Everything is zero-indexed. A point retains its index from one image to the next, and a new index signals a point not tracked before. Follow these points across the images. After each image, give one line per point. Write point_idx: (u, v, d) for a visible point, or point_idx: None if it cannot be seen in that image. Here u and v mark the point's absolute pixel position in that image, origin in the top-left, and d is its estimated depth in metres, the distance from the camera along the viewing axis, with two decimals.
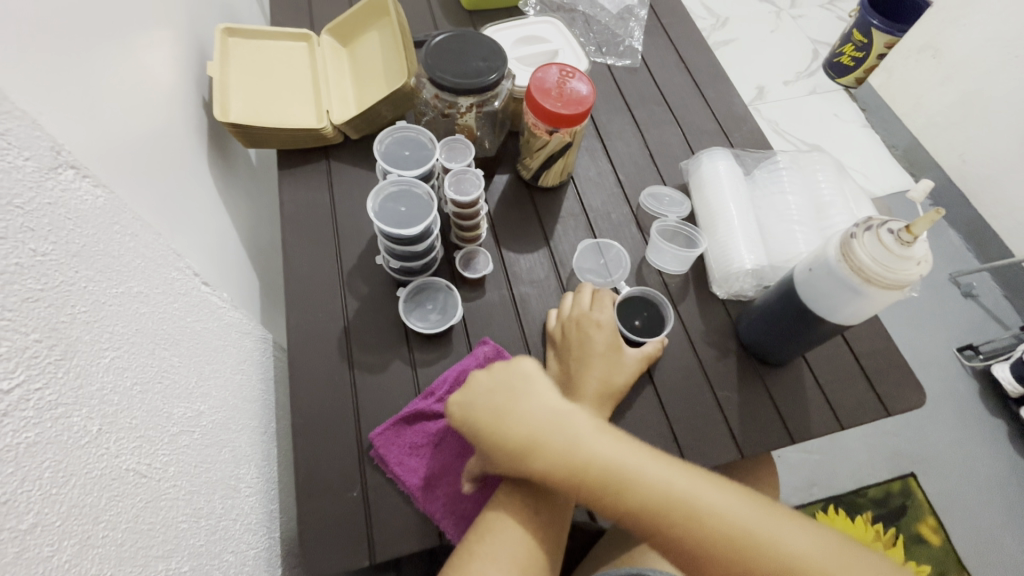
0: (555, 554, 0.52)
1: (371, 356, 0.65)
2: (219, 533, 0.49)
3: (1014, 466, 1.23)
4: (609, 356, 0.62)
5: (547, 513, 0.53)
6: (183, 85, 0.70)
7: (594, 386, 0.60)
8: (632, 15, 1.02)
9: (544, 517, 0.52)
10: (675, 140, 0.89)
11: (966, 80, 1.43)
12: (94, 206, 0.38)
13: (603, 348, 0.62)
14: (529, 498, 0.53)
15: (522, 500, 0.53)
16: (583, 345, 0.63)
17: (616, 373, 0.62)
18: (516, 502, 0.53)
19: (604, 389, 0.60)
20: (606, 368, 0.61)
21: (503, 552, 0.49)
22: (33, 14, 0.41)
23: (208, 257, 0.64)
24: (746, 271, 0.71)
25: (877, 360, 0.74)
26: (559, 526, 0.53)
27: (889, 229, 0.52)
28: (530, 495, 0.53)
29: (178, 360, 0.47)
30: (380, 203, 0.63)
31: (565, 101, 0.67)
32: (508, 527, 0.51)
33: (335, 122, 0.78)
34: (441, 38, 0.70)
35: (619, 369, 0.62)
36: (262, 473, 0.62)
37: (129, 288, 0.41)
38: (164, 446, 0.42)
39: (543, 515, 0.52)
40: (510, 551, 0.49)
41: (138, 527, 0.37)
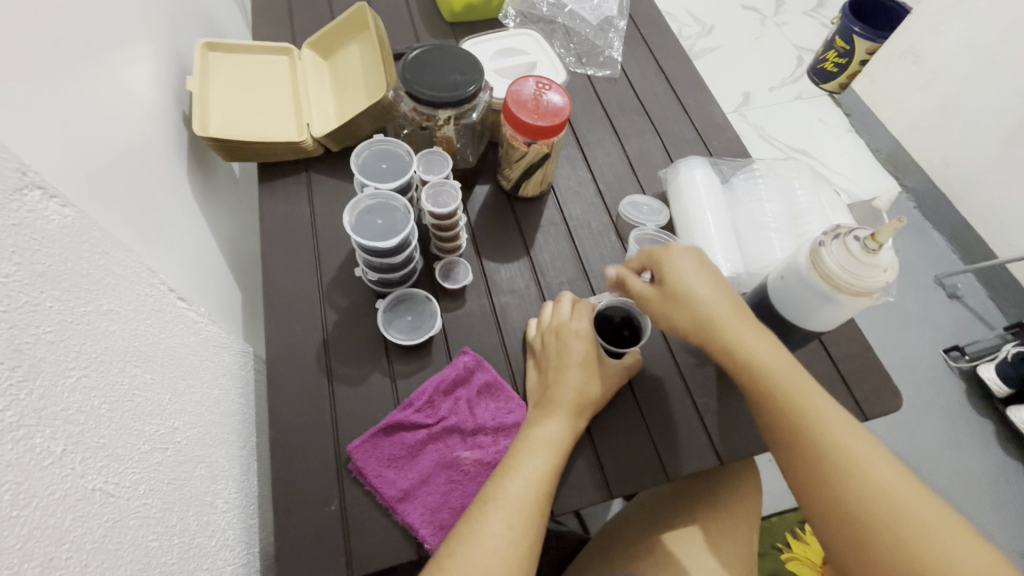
0: (540, 553, 0.50)
1: (350, 369, 0.65)
2: (194, 550, 0.49)
3: (1001, 465, 1.24)
4: (588, 366, 0.61)
5: (536, 507, 0.51)
6: (162, 100, 0.70)
7: (571, 398, 0.59)
8: (612, 27, 1.03)
9: (533, 512, 0.51)
10: (654, 149, 0.90)
11: (945, 85, 1.45)
12: (62, 226, 0.39)
13: (583, 357, 0.61)
14: (519, 488, 0.51)
15: (509, 493, 0.51)
16: (562, 353, 0.62)
17: (592, 384, 0.61)
18: (504, 495, 0.51)
19: (583, 398, 0.60)
20: (583, 379, 0.60)
21: (490, 546, 0.47)
22: (3, 32, 0.41)
23: (186, 271, 0.64)
24: (723, 279, 0.71)
25: (855, 364, 0.75)
26: (543, 523, 0.51)
27: (856, 237, 0.53)
28: (518, 487, 0.52)
29: (150, 377, 0.47)
30: (357, 216, 0.63)
31: (541, 112, 0.68)
32: (498, 518, 0.49)
33: (316, 135, 0.79)
34: (418, 52, 0.70)
35: (597, 379, 0.61)
36: (241, 487, 0.62)
37: (99, 306, 0.41)
38: (134, 464, 0.42)
39: (531, 510, 0.50)
40: (497, 545, 0.48)
41: (106, 546, 0.37)
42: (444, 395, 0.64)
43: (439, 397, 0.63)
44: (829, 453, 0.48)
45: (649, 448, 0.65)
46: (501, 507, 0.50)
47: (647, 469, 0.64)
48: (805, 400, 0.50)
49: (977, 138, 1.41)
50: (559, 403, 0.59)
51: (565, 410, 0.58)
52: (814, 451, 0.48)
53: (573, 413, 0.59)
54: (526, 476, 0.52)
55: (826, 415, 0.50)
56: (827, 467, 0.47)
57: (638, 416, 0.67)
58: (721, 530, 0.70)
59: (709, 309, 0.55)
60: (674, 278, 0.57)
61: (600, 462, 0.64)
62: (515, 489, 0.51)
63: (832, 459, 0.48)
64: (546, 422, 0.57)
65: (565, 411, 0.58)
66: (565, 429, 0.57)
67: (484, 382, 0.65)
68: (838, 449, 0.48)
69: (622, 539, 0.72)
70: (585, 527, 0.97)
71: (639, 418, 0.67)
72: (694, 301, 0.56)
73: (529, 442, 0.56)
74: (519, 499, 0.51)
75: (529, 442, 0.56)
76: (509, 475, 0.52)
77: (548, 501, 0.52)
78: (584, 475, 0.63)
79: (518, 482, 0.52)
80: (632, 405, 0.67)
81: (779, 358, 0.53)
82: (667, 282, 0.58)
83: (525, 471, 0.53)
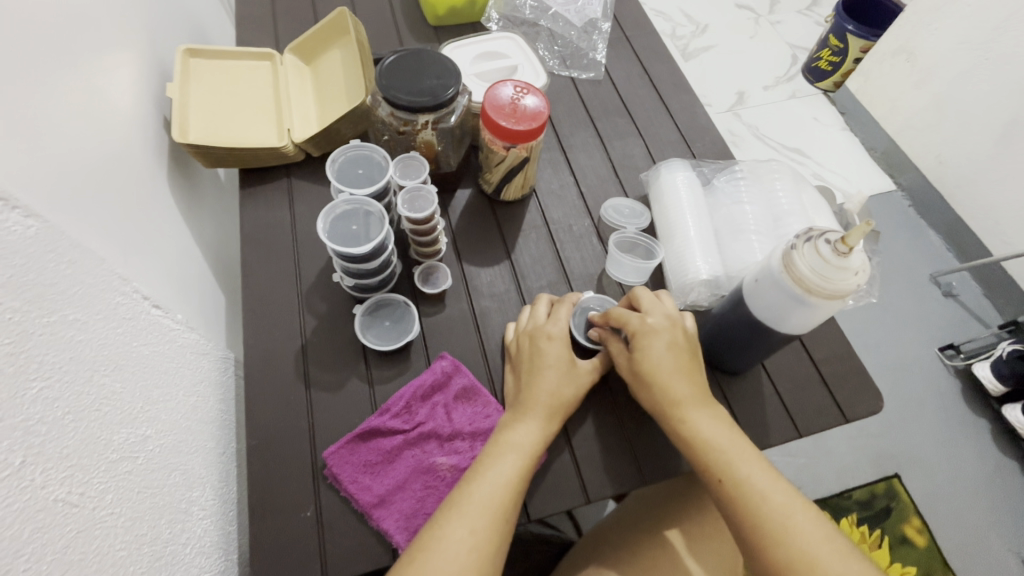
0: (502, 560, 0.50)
1: (328, 374, 0.66)
2: (167, 558, 0.49)
3: (996, 464, 1.23)
4: (563, 368, 0.62)
5: (501, 514, 0.51)
6: (143, 108, 0.70)
7: (544, 401, 0.59)
8: (596, 29, 1.03)
9: (498, 518, 0.51)
10: (638, 151, 0.90)
11: (939, 83, 1.45)
12: (25, 236, 0.39)
13: (557, 359, 0.62)
14: (485, 493, 0.52)
15: (475, 499, 0.51)
16: (537, 355, 0.62)
17: (566, 386, 0.61)
18: (471, 500, 0.51)
19: (557, 401, 0.60)
20: (558, 380, 0.61)
21: (453, 551, 0.48)
22: None
23: (166, 278, 0.64)
24: (701, 281, 0.71)
25: (837, 366, 0.75)
26: (508, 530, 0.51)
27: (827, 240, 0.53)
28: (485, 492, 0.52)
29: (120, 386, 0.47)
30: (332, 222, 0.63)
31: (519, 117, 0.67)
32: (463, 523, 0.49)
33: (296, 140, 0.79)
34: (395, 57, 0.71)
35: (571, 380, 0.62)
36: (219, 493, 0.62)
37: (64, 316, 0.41)
38: (100, 474, 0.42)
39: (497, 516, 0.51)
40: (460, 550, 0.48)
41: (68, 557, 0.37)
42: (421, 400, 0.64)
43: (416, 402, 0.64)
44: (766, 528, 0.49)
45: (627, 451, 0.65)
46: (465, 513, 0.50)
47: (623, 473, 0.64)
48: (744, 478, 0.52)
49: (971, 136, 1.40)
50: (532, 406, 0.59)
51: (537, 414, 0.59)
52: (754, 529, 0.49)
53: (546, 417, 0.59)
54: (493, 482, 0.53)
55: (766, 490, 0.51)
56: (766, 539, 0.48)
57: (615, 420, 0.67)
58: (702, 534, 0.69)
59: (666, 389, 0.57)
60: (645, 356, 0.59)
61: (577, 466, 0.64)
62: (481, 495, 0.52)
63: (766, 532, 0.49)
64: (518, 426, 0.58)
65: (536, 415, 0.58)
66: (537, 435, 0.57)
67: (461, 387, 0.65)
68: (775, 522, 0.49)
69: (605, 541, 0.72)
70: (578, 526, 0.97)
71: (615, 421, 0.67)
72: (653, 378, 0.58)
73: (501, 446, 0.56)
74: (483, 505, 0.51)
75: (500, 447, 0.56)
76: (477, 481, 0.53)
77: (514, 509, 0.52)
78: (560, 479, 0.63)
79: (485, 487, 0.52)
80: (610, 408, 0.67)
81: (726, 437, 0.55)
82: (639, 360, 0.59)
83: (493, 476, 0.53)
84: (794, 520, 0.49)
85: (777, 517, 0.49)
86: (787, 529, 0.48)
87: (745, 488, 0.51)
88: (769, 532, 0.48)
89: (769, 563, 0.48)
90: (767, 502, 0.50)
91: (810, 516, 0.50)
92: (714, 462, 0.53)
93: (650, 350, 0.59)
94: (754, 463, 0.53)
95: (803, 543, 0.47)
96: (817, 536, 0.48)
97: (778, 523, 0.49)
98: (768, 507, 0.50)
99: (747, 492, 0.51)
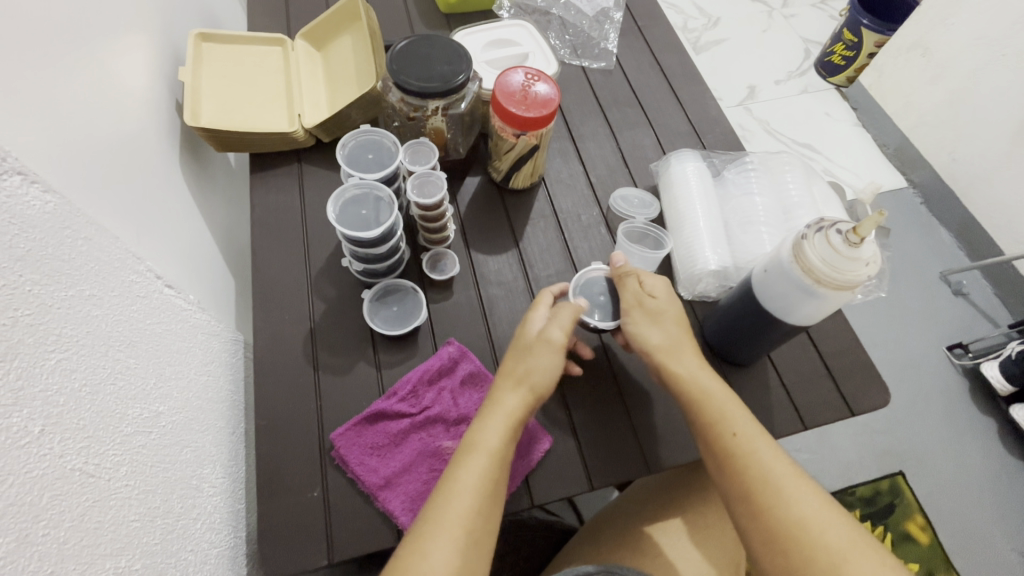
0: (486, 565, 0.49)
1: (336, 358, 0.66)
2: (178, 532, 0.50)
3: (1002, 464, 1.23)
4: (538, 347, 0.60)
5: (479, 519, 0.49)
6: (157, 90, 0.71)
7: (519, 386, 0.58)
8: (608, 18, 1.02)
9: (476, 525, 0.49)
10: (647, 141, 0.89)
11: (954, 78, 1.42)
12: (43, 211, 0.39)
13: (539, 340, 0.60)
14: (459, 503, 0.49)
15: (452, 507, 0.49)
16: (523, 334, 0.61)
17: (550, 363, 0.58)
18: (446, 511, 0.49)
19: (534, 386, 0.58)
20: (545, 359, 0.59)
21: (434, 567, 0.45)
22: None
23: (180, 261, 0.65)
24: (710, 272, 0.72)
25: (843, 360, 0.74)
26: (488, 534, 0.50)
27: (838, 230, 0.53)
28: (460, 501, 0.49)
29: (134, 362, 0.48)
30: (342, 207, 0.64)
31: (529, 103, 0.67)
32: (439, 537, 0.47)
33: (307, 125, 0.79)
34: (406, 43, 0.70)
35: (553, 356, 0.59)
36: (228, 472, 0.63)
37: (81, 291, 0.42)
38: (114, 446, 0.43)
39: (474, 523, 0.48)
40: (443, 562, 0.46)
41: (84, 525, 0.38)
42: (428, 384, 0.64)
43: (423, 386, 0.64)
44: (758, 483, 0.50)
45: (631, 438, 0.66)
46: (439, 527, 0.48)
47: (629, 460, 0.64)
48: (743, 447, 0.52)
49: (985, 133, 1.38)
50: (502, 397, 0.57)
51: (506, 407, 0.56)
52: (751, 495, 0.50)
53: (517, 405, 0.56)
54: (467, 487, 0.50)
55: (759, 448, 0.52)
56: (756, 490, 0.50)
57: (620, 407, 0.67)
58: (707, 526, 0.69)
59: (676, 338, 0.61)
60: (660, 316, 0.62)
61: (581, 453, 0.64)
62: (455, 504, 0.49)
63: (764, 497, 0.49)
64: (486, 423, 0.55)
65: (507, 406, 0.56)
66: (506, 430, 0.54)
67: (468, 372, 0.66)
68: (765, 476, 0.50)
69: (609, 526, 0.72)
70: (580, 515, 0.97)
71: (621, 408, 0.67)
72: (667, 327, 0.61)
73: (470, 446, 0.53)
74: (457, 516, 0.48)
75: (470, 447, 0.53)
76: (449, 489, 0.50)
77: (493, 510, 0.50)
78: (565, 465, 0.63)
79: (458, 497, 0.49)
80: (615, 396, 0.67)
81: (724, 395, 0.56)
82: (656, 317, 0.62)
83: (468, 482, 0.50)
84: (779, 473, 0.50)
85: (778, 482, 0.50)
86: (787, 495, 0.49)
87: (743, 455, 0.52)
88: (764, 496, 0.49)
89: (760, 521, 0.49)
90: (769, 471, 0.50)
91: (813, 489, 0.49)
92: (719, 424, 0.54)
93: (655, 310, 0.62)
94: (756, 433, 0.53)
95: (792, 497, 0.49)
96: (818, 506, 0.48)
97: (777, 490, 0.49)
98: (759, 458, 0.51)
99: (745, 459, 0.51)
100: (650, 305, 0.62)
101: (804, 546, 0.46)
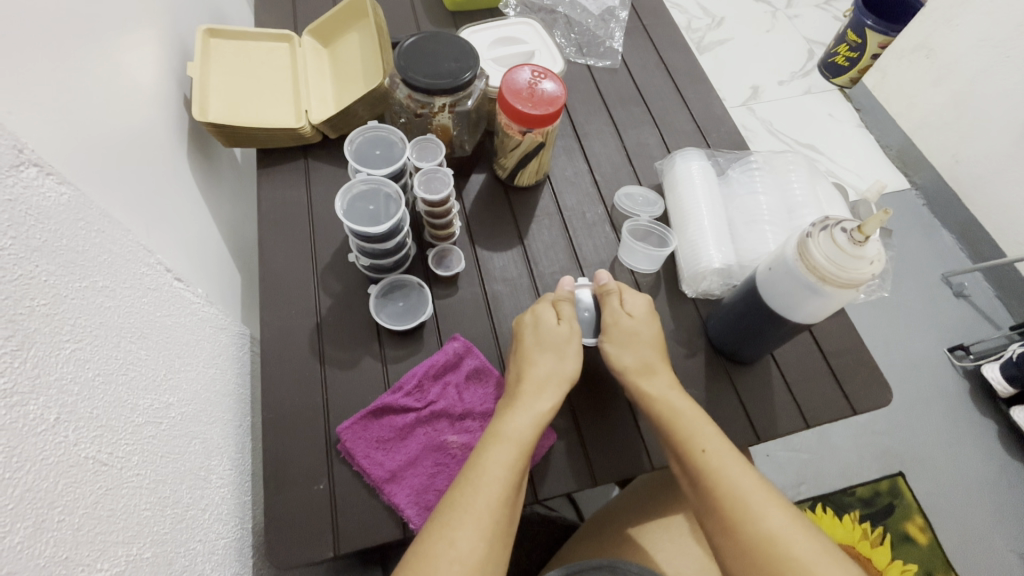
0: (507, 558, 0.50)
1: (343, 352, 0.67)
2: (187, 522, 0.51)
3: (1002, 465, 1.23)
4: (557, 346, 0.63)
5: (506, 509, 0.50)
6: (165, 85, 0.71)
7: (542, 382, 0.60)
8: (614, 17, 1.03)
9: (502, 515, 0.50)
10: (652, 140, 0.90)
11: (957, 80, 1.42)
12: (58, 203, 0.40)
13: (555, 340, 0.63)
14: (488, 490, 0.50)
15: (481, 494, 0.50)
16: (543, 332, 0.64)
17: (567, 361, 0.62)
18: (474, 497, 0.50)
19: (557, 386, 0.60)
20: (554, 362, 0.62)
21: (462, 551, 0.46)
22: (12, 21, 0.43)
23: (188, 255, 0.66)
24: (714, 271, 0.72)
25: (845, 358, 0.75)
26: (510, 526, 0.51)
27: (843, 229, 0.53)
28: (489, 489, 0.50)
29: (144, 353, 0.48)
30: (350, 202, 0.65)
31: (536, 101, 0.68)
32: (466, 523, 0.48)
33: (314, 122, 0.80)
34: (414, 39, 0.71)
35: (569, 356, 0.63)
36: (235, 464, 0.63)
37: (93, 282, 0.42)
38: (126, 436, 0.43)
39: (501, 512, 0.50)
40: (470, 547, 0.47)
41: (98, 512, 0.39)
42: (433, 379, 0.65)
43: (429, 381, 0.65)
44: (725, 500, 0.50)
45: (633, 434, 0.66)
46: (466, 514, 0.48)
47: (631, 456, 0.65)
48: (713, 463, 0.53)
49: (989, 135, 1.38)
50: (531, 391, 0.59)
51: (535, 401, 0.58)
52: (720, 509, 0.50)
53: (544, 399, 0.59)
54: (496, 475, 0.51)
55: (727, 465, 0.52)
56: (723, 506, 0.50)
57: (625, 405, 0.67)
58: None
59: (648, 360, 0.63)
60: (636, 335, 0.65)
61: (584, 449, 0.65)
62: (484, 491, 0.50)
63: (732, 512, 0.49)
64: (514, 415, 0.57)
65: (534, 401, 0.58)
66: (535, 423, 0.57)
67: (473, 368, 0.66)
68: (731, 492, 0.50)
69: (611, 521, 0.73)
70: (580, 512, 0.97)
71: (625, 404, 0.67)
72: (640, 350, 0.64)
73: (497, 437, 0.55)
74: (485, 504, 0.49)
75: (498, 437, 0.55)
76: (478, 476, 0.51)
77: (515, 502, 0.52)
78: (567, 461, 0.64)
79: (487, 484, 0.50)
80: (619, 394, 0.68)
81: (694, 415, 0.58)
82: (632, 336, 0.64)
83: (494, 470, 0.52)
84: (744, 487, 0.50)
85: (744, 496, 0.49)
86: (755, 510, 0.48)
87: (711, 470, 0.52)
88: (734, 511, 0.49)
89: (732, 539, 0.48)
90: (735, 485, 0.50)
91: (781, 504, 0.49)
92: (688, 442, 0.55)
93: (630, 329, 0.65)
94: (725, 450, 0.54)
95: (757, 511, 0.48)
96: (787, 521, 0.47)
97: (746, 506, 0.49)
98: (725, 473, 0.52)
99: (714, 474, 0.52)
100: (626, 325, 0.65)
101: (773, 559, 0.45)
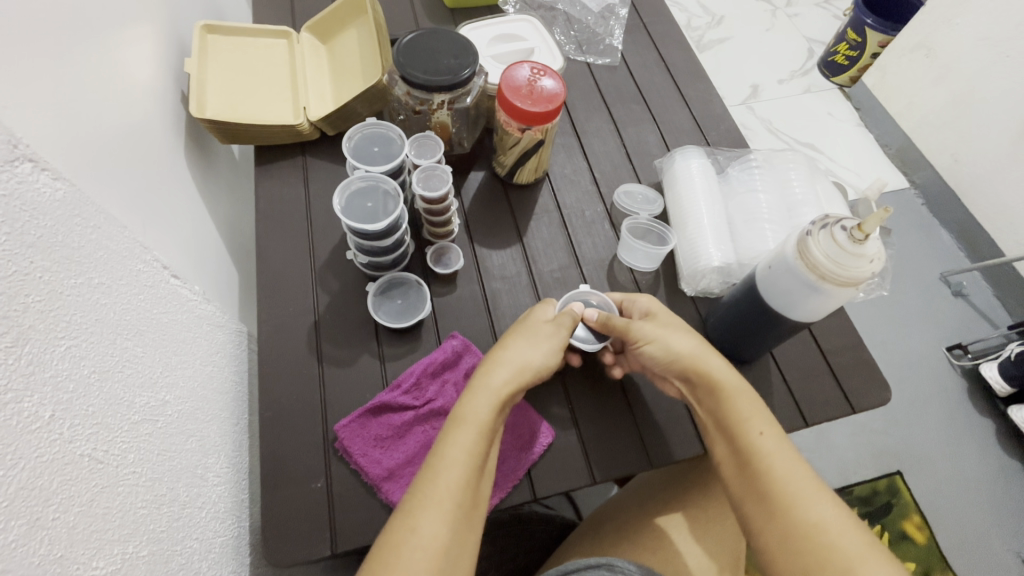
0: (474, 541, 0.48)
1: (340, 350, 0.67)
2: (184, 519, 0.50)
3: (1000, 464, 1.23)
4: (535, 336, 0.59)
5: (467, 494, 0.48)
6: (163, 80, 0.71)
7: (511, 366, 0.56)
8: (614, 14, 1.02)
9: (465, 501, 0.48)
10: (651, 138, 0.89)
11: (957, 79, 1.42)
12: (53, 198, 0.40)
13: (536, 332, 0.60)
14: (449, 475, 0.48)
15: (441, 479, 0.48)
16: (525, 322, 0.61)
17: (541, 347, 0.59)
18: (435, 483, 0.48)
19: (524, 370, 0.57)
20: (527, 347, 0.58)
21: (424, 538, 0.45)
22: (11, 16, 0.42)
23: (185, 252, 0.66)
24: (713, 269, 0.72)
25: (845, 357, 0.75)
26: (474, 510, 0.49)
27: (843, 227, 0.53)
28: (449, 473, 0.48)
29: (141, 351, 0.48)
30: (347, 200, 0.64)
31: (535, 98, 0.67)
32: (427, 510, 0.46)
33: (312, 118, 0.79)
34: (413, 36, 0.71)
35: (543, 340, 0.59)
36: (233, 462, 0.63)
37: (89, 279, 0.42)
38: (123, 434, 0.43)
39: (464, 496, 0.48)
40: (433, 533, 0.45)
41: (94, 510, 0.38)
42: (431, 377, 0.65)
43: (426, 379, 0.64)
44: (772, 486, 0.49)
45: (633, 433, 0.66)
46: (427, 501, 0.47)
47: (631, 454, 0.65)
48: (768, 447, 0.51)
49: (988, 134, 1.38)
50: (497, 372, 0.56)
51: (500, 383, 0.55)
52: (769, 492, 0.49)
53: (509, 382, 0.55)
54: (455, 460, 0.49)
55: (776, 449, 0.51)
56: (769, 490, 0.49)
57: (624, 404, 0.67)
58: (708, 519, 0.70)
59: (673, 350, 0.58)
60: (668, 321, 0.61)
61: (584, 447, 0.65)
62: (444, 477, 0.48)
63: (781, 497, 0.48)
64: (472, 396, 0.53)
65: (500, 383, 0.55)
66: (495, 406, 0.53)
67: (471, 366, 0.66)
68: (777, 478, 0.49)
69: (611, 519, 0.73)
70: (578, 510, 0.97)
71: (625, 402, 0.67)
72: (681, 333, 0.60)
73: (458, 421, 0.52)
74: (445, 489, 0.47)
75: (458, 422, 0.52)
76: (438, 461, 0.49)
77: (478, 485, 0.50)
78: (567, 458, 0.64)
79: (447, 470, 0.48)
80: (621, 393, 0.68)
81: (744, 393, 0.55)
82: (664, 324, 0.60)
83: (454, 456, 0.49)
84: (792, 472, 0.49)
85: (793, 484, 0.48)
86: (805, 497, 0.48)
87: (764, 454, 0.51)
88: (782, 495, 0.48)
89: (776, 527, 0.47)
90: (786, 472, 0.49)
91: (827, 493, 0.48)
92: (745, 422, 0.53)
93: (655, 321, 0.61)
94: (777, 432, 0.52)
95: (802, 499, 0.48)
96: (835, 512, 0.47)
97: (793, 493, 0.48)
98: (776, 456, 0.50)
99: (767, 457, 0.50)
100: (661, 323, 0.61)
101: (817, 549, 0.45)
